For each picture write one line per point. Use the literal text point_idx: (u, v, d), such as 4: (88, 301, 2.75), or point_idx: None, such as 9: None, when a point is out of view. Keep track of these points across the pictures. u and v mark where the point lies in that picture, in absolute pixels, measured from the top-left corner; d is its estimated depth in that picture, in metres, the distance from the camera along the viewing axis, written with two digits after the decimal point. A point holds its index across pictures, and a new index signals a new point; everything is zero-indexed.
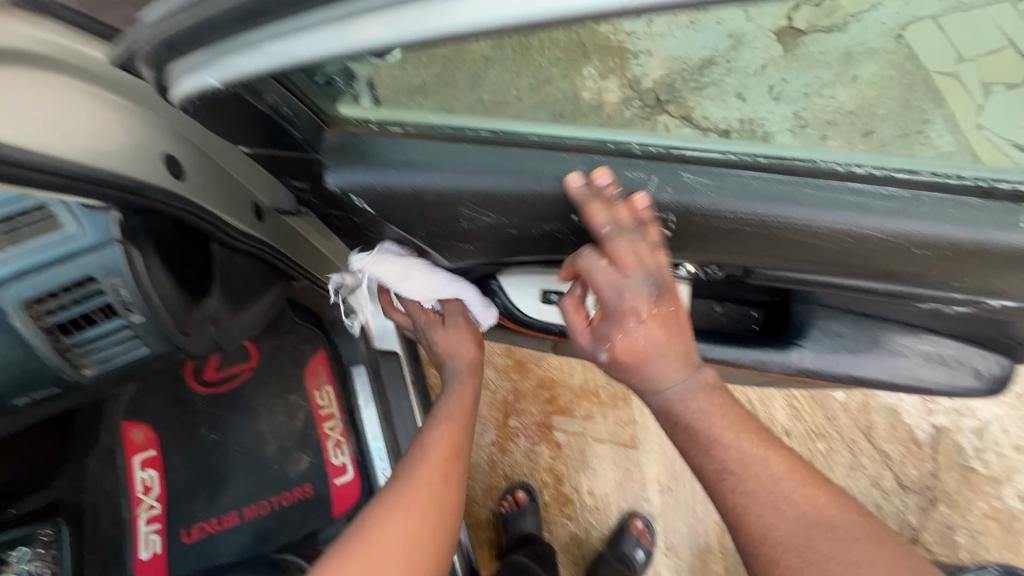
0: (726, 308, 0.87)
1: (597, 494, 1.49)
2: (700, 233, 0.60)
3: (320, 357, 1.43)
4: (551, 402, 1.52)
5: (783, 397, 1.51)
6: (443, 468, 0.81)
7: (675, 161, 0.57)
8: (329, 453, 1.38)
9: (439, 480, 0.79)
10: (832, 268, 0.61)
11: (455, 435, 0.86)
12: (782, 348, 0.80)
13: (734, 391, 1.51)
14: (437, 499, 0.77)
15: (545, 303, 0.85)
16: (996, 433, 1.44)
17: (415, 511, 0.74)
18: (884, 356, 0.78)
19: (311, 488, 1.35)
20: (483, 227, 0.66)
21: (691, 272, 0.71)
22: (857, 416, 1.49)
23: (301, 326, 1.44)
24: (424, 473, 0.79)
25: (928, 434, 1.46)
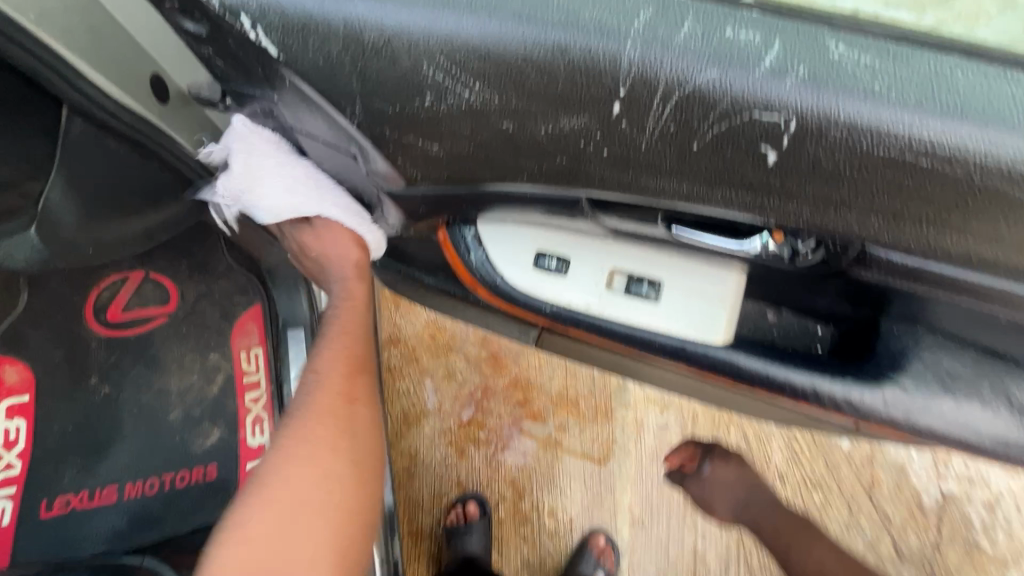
0: (782, 319, 0.65)
1: (559, 517, 1.25)
2: (834, 167, 0.33)
3: (255, 311, 1.08)
4: (523, 406, 1.27)
5: (782, 437, 1.25)
6: (346, 388, 0.63)
7: (817, 22, 0.31)
8: (246, 430, 1.05)
9: (341, 400, 0.62)
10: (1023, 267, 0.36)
11: (353, 358, 0.66)
12: (870, 382, 0.55)
13: (729, 422, 1.25)
14: (359, 421, 0.62)
15: (537, 270, 0.58)
16: (1008, 509, 1.20)
17: (349, 429, 0.61)
18: (1002, 413, 0.54)
19: (214, 470, 1.02)
20: (457, 113, 0.38)
21: (771, 252, 0.47)
22: (860, 470, 1.23)
23: (237, 274, 1.09)
24: (326, 386, 0.63)
25: (936, 500, 1.21)
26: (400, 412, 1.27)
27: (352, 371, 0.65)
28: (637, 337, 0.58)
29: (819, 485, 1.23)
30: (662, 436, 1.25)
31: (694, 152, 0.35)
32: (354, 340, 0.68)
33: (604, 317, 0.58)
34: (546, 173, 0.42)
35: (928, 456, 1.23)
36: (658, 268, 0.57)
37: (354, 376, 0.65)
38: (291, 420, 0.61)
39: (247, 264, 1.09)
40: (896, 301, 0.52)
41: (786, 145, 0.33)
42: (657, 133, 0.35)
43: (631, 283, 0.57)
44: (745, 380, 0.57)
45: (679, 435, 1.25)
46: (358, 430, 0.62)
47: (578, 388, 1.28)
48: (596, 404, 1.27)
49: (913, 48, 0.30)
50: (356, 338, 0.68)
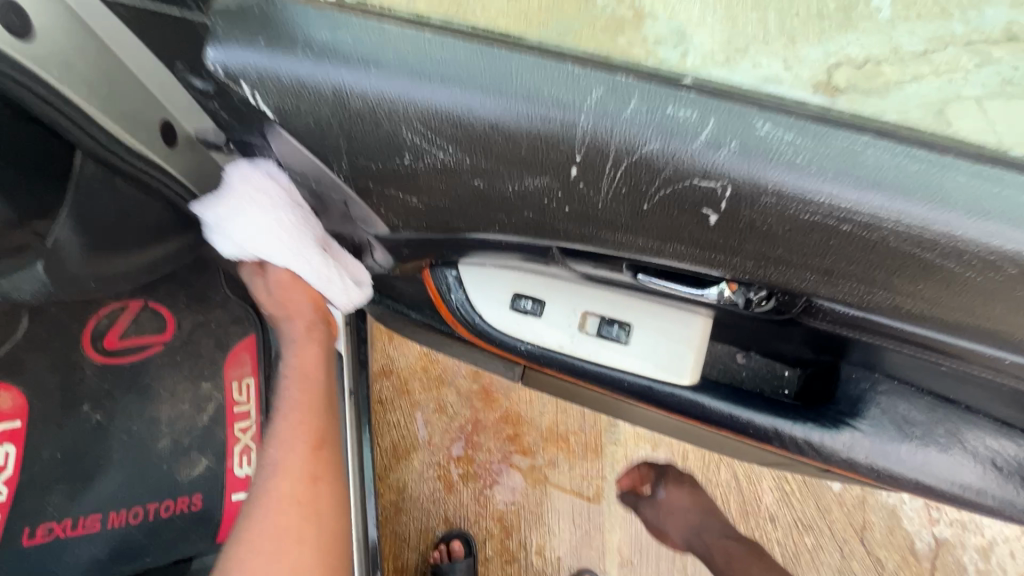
0: (751, 360, 0.68)
1: (547, 555, 1.24)
2: (767, 227, 0.37)
3: (248, 341, 1.08)
4: (514, 441, 1.28)
5: (773, 478, 1.25)
6: (307, 466, 0.65)
7: (746, 103, 0.35)
8: (234, 460, 1.04)
9: (303, 480, 0.65)
10: (948, 321, 0.39)
11: (310, 433, 0.67)
12: (831, 425, 0.57)
13: (718, 461, 1.25)
14: (321, 497, 0.65)
15: (512, 310, 0.61)
16: (1002, 555, 1.20)
17: (313, 502, 0.64)
18: (959, 458, 0.56)
19: (200, 501, 1.02)
20: (434, 171, 0.42)
21: (725, 298, 0.50)
22: (852, 513, 1.23)
23: (233, 304, 1.08)
24: (286, 469, 0.64)
25: (929, 545, 1.20)
26: (390, 444, 1.27)
27: (314, 447, 0.67)
28: (608, 377, 0.60)
29: (810, 527, 1.22)
30: None
31: (645, 211, 0.39)
32: (314, 410, 0.69)
33: (575, 356, 0.60)
34: (516, 225, 0.46)
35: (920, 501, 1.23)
36: (628, 312, 0.60)
37: (315, 449, 0.67)
38: (257, 508, 0.63)
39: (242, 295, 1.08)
40: (853, 348, 0.55)
41: (724, 208, 0.37)
42: (611, 193, 0.39)
43: (603, 325, 0.60)
44: (710, 420, 0.59)
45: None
46: (323, 503, 0.65)
47: (568, 423, 1.29)
48: (586, 441, 1.27)
49: (833, 125, 0.35)
50: (315, 405, 0.69)
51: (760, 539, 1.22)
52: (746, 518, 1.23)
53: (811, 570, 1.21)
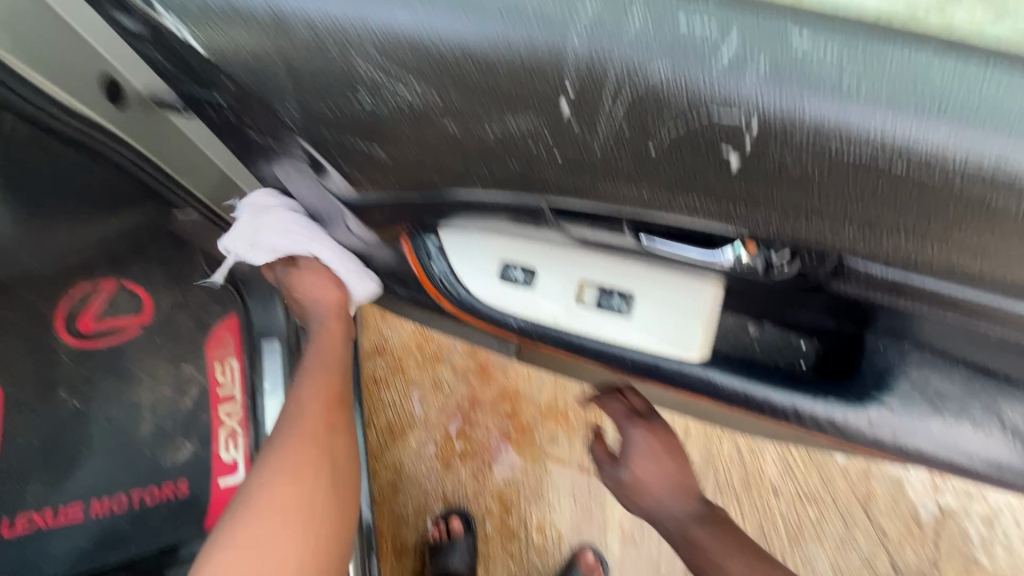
0: (764, 332, 0.62)
1: (547, 531, 1.20)
2: (803, 171, 0.30)
3: (230, 322, 1.01)
4: (512, 418, 1.23)
5: (777, 449, 1.21)
6: (326, 417, 0.59)
7: (779, 14, 0.28)
8: (220, 444, 0.98)
9: (322, 426, 0.58)
10: (1010, 282, 0.33)
11: (332, 389, 0.62)
12: (855, 400, 0.51)
13: (721, 434, 1.21)
14: (338, 452, 0.57)
15: (501, 281, 0.55)
16: (1008, 523, 1.16)
17: (330, 454, 0.56)
18: (1000, 436, 0.50)
19: (186, 488, 0.94)
20: (396, 113, 0.35)
21: (743, 260, 0.44)
22: (856, 484, 1.19)
23: (211, 281, 1.01)
24: (307, 415, 0.58)
25: (934, 515, 1.17)
26: (386, 423, 1.23)
27: (336, 403, 0.61)
28: (608, 351, 0.55)
29: (814, 499, 1.19)
30: None
31: (652, 156, 0.33)
32: (337, 372, 0.64)
33: (570, 330, 0.54)
34: (500, 180, 0.39)
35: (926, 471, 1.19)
36: (629, 280, 0.54)
37: (337, 406, 0.61)
38: (273, 451, 0.55)
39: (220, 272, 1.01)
40: (883, 316, 0.49)
41: (750, 148, 0.30)
42: (611, 134, 0.32)
43: (602, 296, 0.54)
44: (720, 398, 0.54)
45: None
46: (339, 457, 0.57)
47: (567, 399, 1.24)
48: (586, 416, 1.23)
49: (887, 39, 0.28)
50: (339, 369, 0.65)
51: (761, 511, 1.19)
52: (748, 491, 1.19)
53: (813, 542, 1.18)
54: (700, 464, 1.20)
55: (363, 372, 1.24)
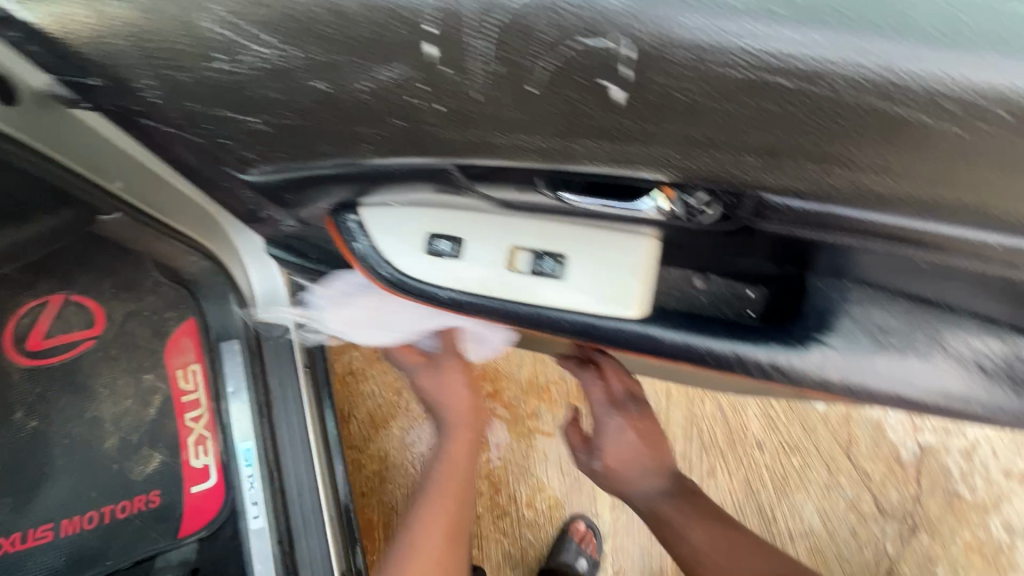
0: (710, 284, 0.60)
1: (538, 506, 1.21)
2: (691, 99, 0.28)
3: (189, 325, 1.00)
4: (494, 398, 1.22)
5: (758, 405, 1.21)
6: (450, 502, 0.75)
7: None
8: (190, 451, 0.96)
9: (454, 507, 0.74)
10: (929, 201, 0.30)
11: (458, 485, 0.76)
12: (796, 344, 0.50)
13: (702, 395, 1.21)
14: (449, 515, 0.74)
15: (430, 255, 0.52)
16: (985, 455, 1.14)
17: (448, 521, 0.73)
18: (944, 363, 0.50)
19: (159, 497, 0.94)
20: (259, 76, 0.32)
21: (665, 210, 0.42)
22: (837, 431, 1.19)
23: (167, 288, 1.00)
24: (442, 492, 0.75)
25: (913, 454, 1.16)
26: (366, 414, 1.21)
27: (459, 497, 0.76)
28: (546, 319, 0.53)
29: (797, 448, 1.19)
30: None
31: (536, 97, 0.30)
32: (463, 472, 0.78)
33: (506, 300, 0.52)
34: (389, 139, 0.36)
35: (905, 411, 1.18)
36: (561, 240, 0.51)
37: (454, 496, 0.75)
38: (417, 510, 0.74)
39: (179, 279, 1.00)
40: (820, 256, 0.48)
41: (629, 78, 0.28)
42: (486, 77, 0.30)
43: (535, 260, 0.51)
44: (670, 354, 0.51)
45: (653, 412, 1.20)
46: (461, 516, 0.75)
47: (547, 374, 1.23)
48: (568, 390, 1.22)
49: None
50: (462, 482, 0.77)
51: (747, 467, 1.19)
52: (733, 448, 1.20)
53: (800, 490, 1.17)
54: (684, 426, 1.20)
55: (338, 365, 1.22)
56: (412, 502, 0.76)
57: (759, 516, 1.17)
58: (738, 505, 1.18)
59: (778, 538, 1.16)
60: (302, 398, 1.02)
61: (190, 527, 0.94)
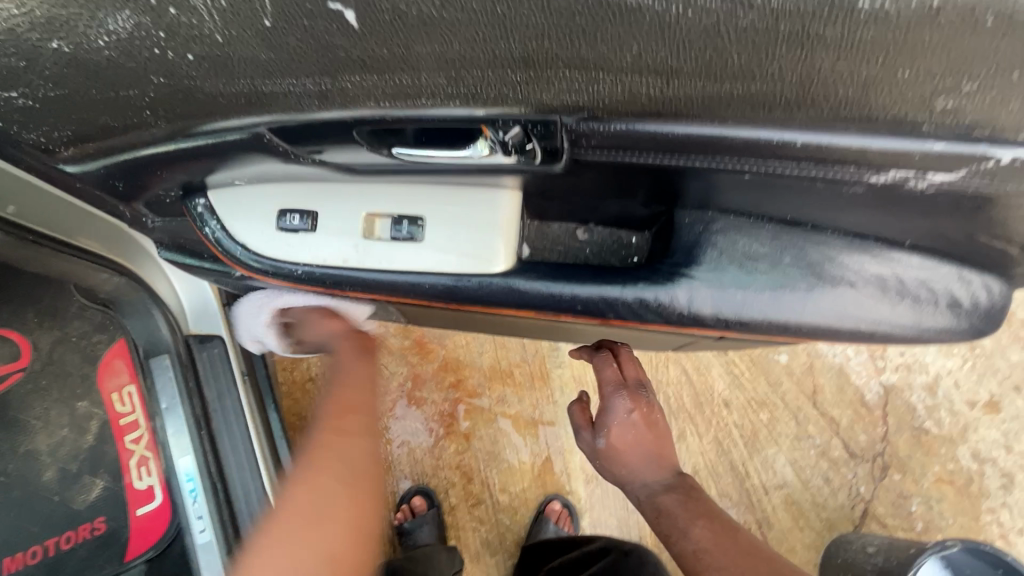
0: (593, 236, 0.58)
1: (512, 490, 1.14)
2: (420, 13, 0.30)
3: (120, 346, 0.88)
4: (457, 387, 1.16)
5: (721, 362, 1.17)
6: (339, 423, 0.57)
7: None
8: (132, 474, 0.86)
9: (336, 434, 0.56)
10: (658, 96, 0.33)
11: (347, 398, 0.59)
12: (656, 280, 0.48)
13: (664, 360, 1.17)
14: (353, 452, 0.55)
15: (282, 230, 0.51)
16: (948, 388, 1.12)
17: (349, 438, 0.56)
18: (818, 288, 0.47)
19: (104, 524, 0.84)
20: (17, 42, 0.34)
21: (506, 146, 0.38)
22: (801, 381, 1.15)
23: (93, 311, 0.88)
24: (318, 430, 0.57)
25: (878, 395, 1.13)
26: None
27: (361, 403, 0.59)
28: (411, 285, 0.50)
29: (765, 403, 1.15)
30: None
31: (273, 30, 0.32)
32: (352, 382, 0.61)
33: (366, 270, 0.50)
34: (163, 99, 0.38)
35: (865, 352, 1.14)
36: (419, 203, 0.49)
37: (349, 413, 0.58)
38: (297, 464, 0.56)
39: (99, 299, 0.88)
40: (691, 187, 0.45)
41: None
42: (216, 14, 0.31)
43: (392, 227, 0.50)
44: (541, 306, 0.50)
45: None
46: (355, 461, 0.54)
47: (509, 357, 1.17)
48: (531, 369, 1.16)
49: None
50: (353, 386, 0.60)
51: (716, 426, 1.15)
52: (700, 410, 1.15)
53: (770, 444, 1.13)
54: None
55: (297, 373, 1.17)
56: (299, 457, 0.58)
57: (733, 475, 1.13)
58: (711, 465, 1.13)
59: (753, 494, 1.12)
60: (243, 407, 0.95)
61: (135, 551, 0.85)
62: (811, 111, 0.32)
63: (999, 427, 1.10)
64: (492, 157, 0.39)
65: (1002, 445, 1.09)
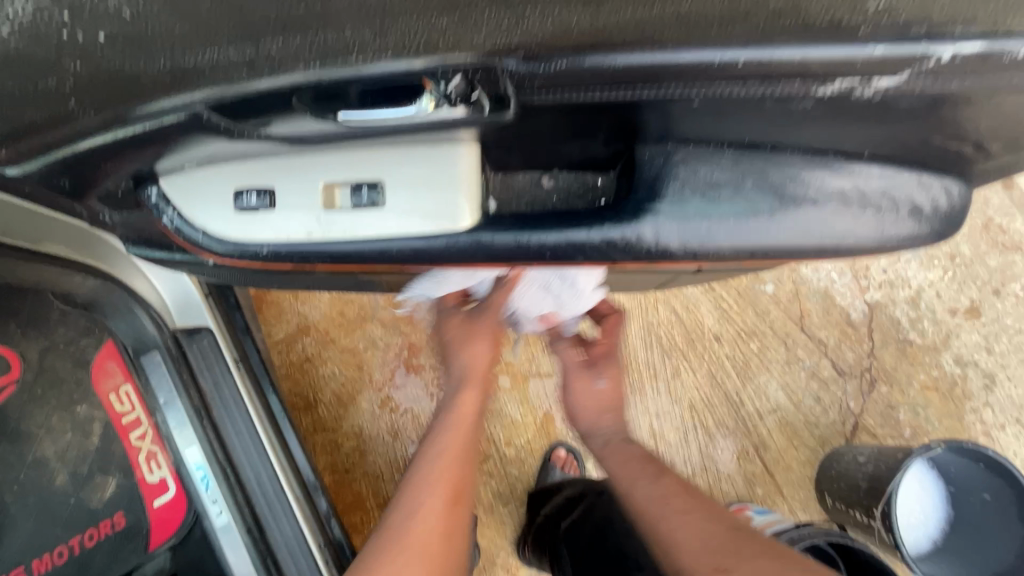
0: (558, 181, 0.57)
1: (517, 443, 1.16)
2: None
3: (110, 349, 0.88)
4: None
5: (708, 298, 1.19)
6: (446, 508, 0.57)
7: None
8: (145, 468, 0.88)
9: (450, 501, 0.58)
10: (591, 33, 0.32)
11: (468, 445, 0.63)
12: (621, 220, 0.48)
13: (653, 303, 1.19)
14: (448, 543, 0.55)
15: (241, 211, 0.50)
16: (930, 299, 1.15)
17: (448, 524, 0.56)
18: (782, 209, 0.48)
19: (123, 518, 0.86)
20: None
21: (452, 95, 0.36)
22: (788, 307, 1.17)
23: (74, 316, 0.86)
24: (432, 487, 0.58)
25: (864, 312, 1.16)
26: (332, 395, 1.17)
27: (466, 471, 0.61)
28: (378, 250, 0.51)
29: (754, 333, 1.17)
30: None
31: None
32: (471, 431, 0.64)
33: (333, 240, 0.51)
34: (82, 86, 0.39)
35: (847, 272, 1.17)
36: (374, 166, 0.48)
37: (454, 497, 0.58)
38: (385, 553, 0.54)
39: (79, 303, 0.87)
40: (652, 122, 0.44)
41: None
42: None
43: (352, 194, 0.49)
44: (510, 257, 0.51)
45: None
46: (454, 552, 0.56)
47: None
48: None
49: None
50: (472, 436, 0.64)
51: (708, 361, 1.17)
52: (692, 347, 1.17)
53: (762, 372, 1.16)
54: (642, 337, 1.18)
55: (293, 355, 1.17)
56: (386, 521, 0.57)
57: (728, 405, 1.16)
58: (707, 399, 1.16)
59: (748, 421, 1.15)
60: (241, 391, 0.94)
61: (157, 539, 0.88)
62: (738, 31, 0.33)
63: (979, 330, 1.14)
64: (439, 114, 0.37)
65: (983, 348, 1.13)
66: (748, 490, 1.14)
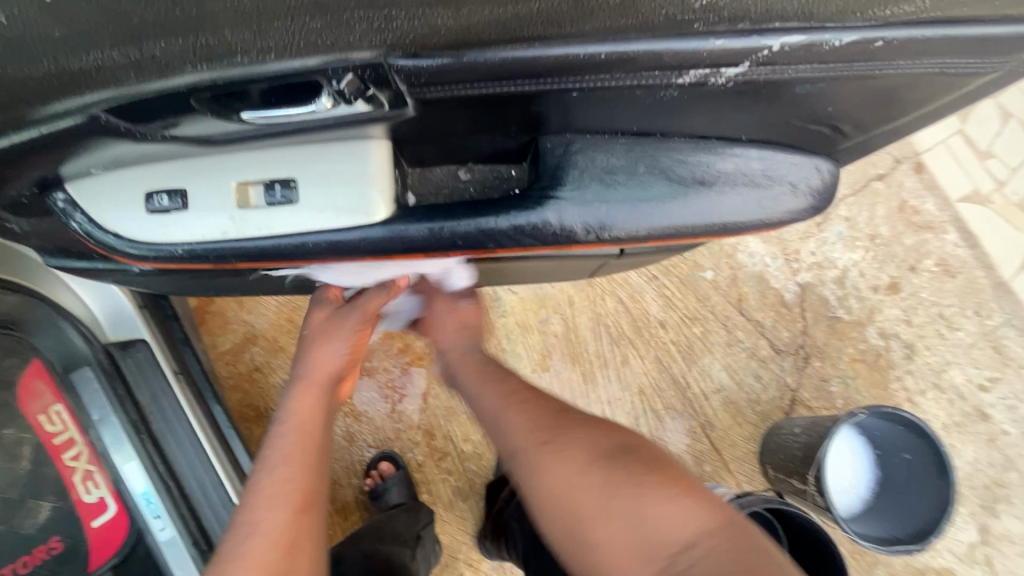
0: (474, 174, 0.60)
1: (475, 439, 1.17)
2: None
3: (37, 367, 0.84)
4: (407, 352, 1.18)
5: (653, 287, 1.24)
6: (291, 518, 0.51)
7: None
8: (78, 489, 0.84)
9: (295, 507, 0.52)
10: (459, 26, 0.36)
11: (311, 445, 0.57)
12: (529, 207, 0.51)
13: (602, 294, 1.24)
14: (296, 562, 0.49)
15: (153, 213, 0.50)
16: (855, 278, 1.24)
17: (291, 540, 0.50)
18: (675, 191, 0.52)
19: (60, 541, 0.83)
20: None
21: (344, 95, 0.39)
22: (727, 291, 1.24)
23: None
24: (272, 488, 0.53)
25: (796, 293, 1.24)
26: None
27: (311, 466, 0.56)
28: (295, 245, 0.52)
29: (697, 318, 1.24)
30: (547, 331, 1.22)
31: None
32: (315, 423, 0.60)
33: (248, 238, 0.51)
34: None
35: (779, 256, 1.25)
36: (287, 166, 0.50)
37: (302, 507, 0.52)
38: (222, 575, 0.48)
39: None
40: (552, 115, 0.47)
41: None
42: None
43: (265, 193, 0.50)
44: (426, 247, 0.53)
45: (562, 324, 1.22)
46: None
47: None
48: None
49: None
50: (316, 431, 0.59)
51: (655, 347, 1.23)
52: (639, 334, 1.23)
53: (706, 354, 1.23)
54: (592, 328, 1.23)
55: (241, 365, 1.15)
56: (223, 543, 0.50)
57: (675, 388, 1.22)
58: (655, 383, 1.22)
59: (695, 401, 1.21)
60: (182, 404, 0.92)
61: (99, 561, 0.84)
62: (597, 21, 0.36)
63: (899, 304, 1.23)
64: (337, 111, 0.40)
65: (903, 320, 1.22)
66: (697, 469, 1.20)
